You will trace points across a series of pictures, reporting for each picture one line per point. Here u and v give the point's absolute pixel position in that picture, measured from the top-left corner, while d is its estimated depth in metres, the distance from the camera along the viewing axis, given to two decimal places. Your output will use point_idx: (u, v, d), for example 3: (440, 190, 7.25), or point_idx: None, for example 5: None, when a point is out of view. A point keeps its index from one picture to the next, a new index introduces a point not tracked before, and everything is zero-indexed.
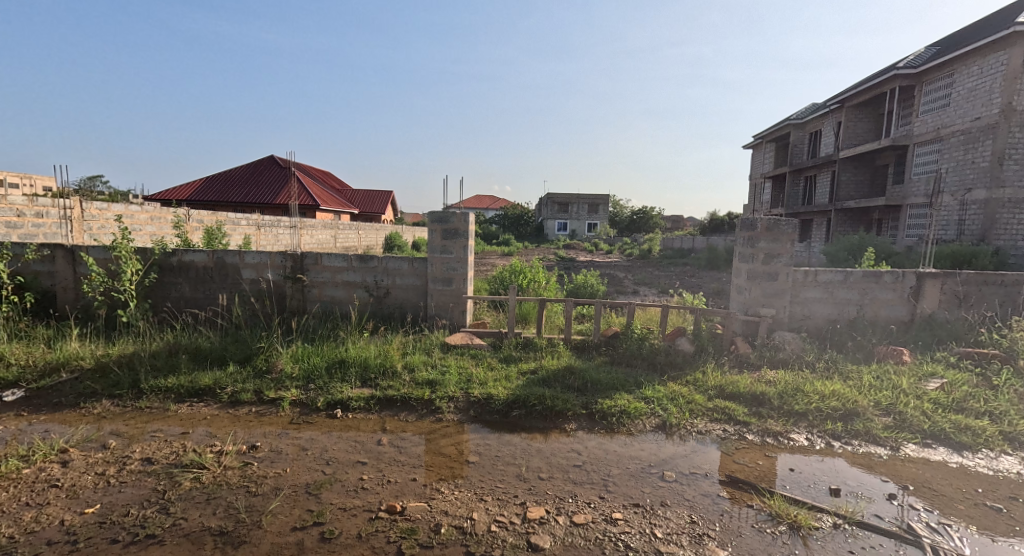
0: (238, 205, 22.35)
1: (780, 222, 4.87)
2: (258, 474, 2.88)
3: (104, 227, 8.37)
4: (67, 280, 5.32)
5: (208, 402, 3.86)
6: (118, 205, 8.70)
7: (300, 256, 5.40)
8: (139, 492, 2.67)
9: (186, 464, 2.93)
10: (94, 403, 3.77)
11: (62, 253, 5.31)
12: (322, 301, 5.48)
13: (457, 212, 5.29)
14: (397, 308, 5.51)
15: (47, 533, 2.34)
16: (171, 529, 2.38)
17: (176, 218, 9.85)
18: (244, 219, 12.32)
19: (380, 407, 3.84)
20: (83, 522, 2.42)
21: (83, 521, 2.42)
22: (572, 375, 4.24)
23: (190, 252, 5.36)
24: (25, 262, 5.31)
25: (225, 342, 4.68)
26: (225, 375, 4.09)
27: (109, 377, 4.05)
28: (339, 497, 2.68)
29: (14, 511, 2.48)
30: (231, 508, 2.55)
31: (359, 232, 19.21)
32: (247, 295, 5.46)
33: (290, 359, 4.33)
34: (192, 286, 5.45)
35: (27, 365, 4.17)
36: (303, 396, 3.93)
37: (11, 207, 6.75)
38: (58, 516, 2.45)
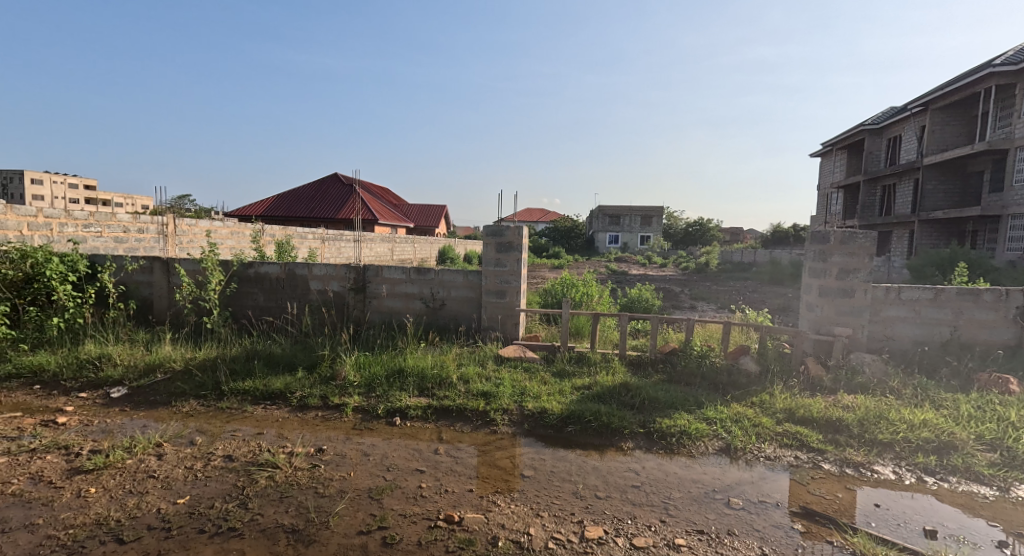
0: (305, 220, 23.67)
1: (856, 235, 4.58)
2: (325, 476, 3.01)
3: (193, 241, 9.15)
4: (162, 290, 5.81)
5: (280, 405, 4.09)
6: (206, 220, 9.51)
7: (363, 268, 5.64)
8: (222, 486, 2.86)
9: (262, 462, 3.11)
10: (183, 402, 4.08)
11: (159, 264, 5.81)
12: (381, 312, 5.69)
13: (513, 225, 5.34)
14: (451, 319, 5.62)
15: (146, 519, 2.55)
16: (249, 524, 2.52)
17: (254, 233, 10.61)
18: (311, 232, 13.04)
19: (436, 417, 3.91)
20: (176, 511, 2.61)
21: (175, 510, 2.62)
22: (627, 392, 4.15)
23: (265, 264, 5.74)
24: (129, 273, 5.87)
25: (295, 349, 4.96)
26: (294, 381, 4.33)
27: (195, 379, 4.38)
28: (400, 504, 2.75)
29: (119, 497, 2.73)
30: (302, 507, 2.67)
31: (415, 244, 19.82)
32: (315, 305, 5.76)
33: (353, 366, 4.51)
34: (265, 295, 5.81)
35: (129, 365, 4.60)
36: (365, 403, 4.08)
37: (120, 224, 7.54)
38: (156, 504, 2.67)
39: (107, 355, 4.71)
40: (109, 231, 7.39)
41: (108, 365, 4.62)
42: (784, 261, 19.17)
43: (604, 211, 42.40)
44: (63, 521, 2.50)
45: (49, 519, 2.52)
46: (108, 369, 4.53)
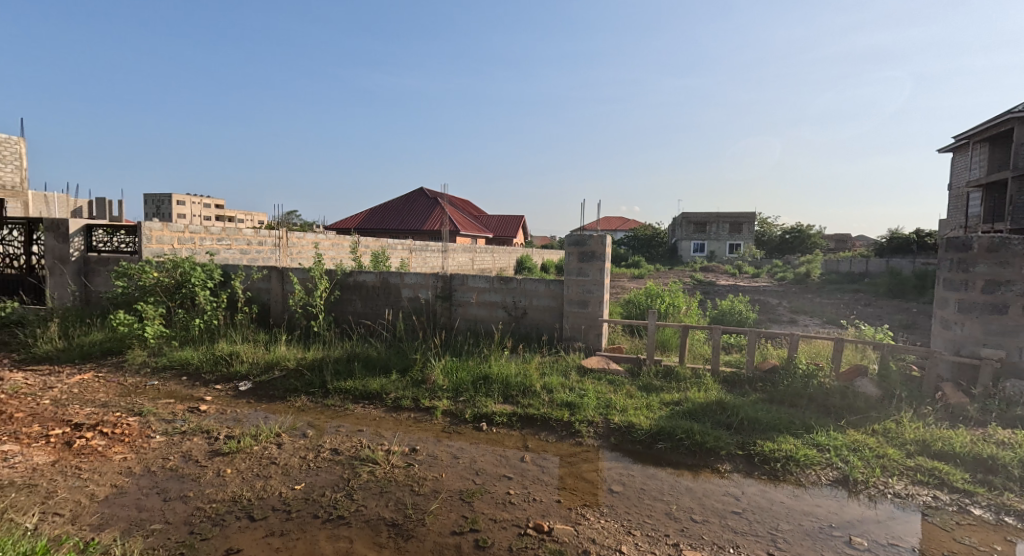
0: (395, 232, 25.06)
1: (1010, 241, 3.95)
2: (420, 476, 3.12)
3: (302, 252, 10.08)
4: (278, 296, 6.42)
5: (377, 405, 4.32)
6: (311, 233, 10.40)
7: (449, 277, 5.84)
8: (331, 477, 3.07)
9: (364, 457, 3.30)
10: (297, 398, 4.46)
11: (276, 273, 6.43)
12: (467, 319, 5.84)
13: (596, 235, 5.27)
14: (533, 328, 5.63)
15: (270, 501, 2.80)
16: (355, 514, 2.68)
17: (352, 244, 11.40)
18: (400, 242, 13.76)
19: (521, 425, 3.92)
20: (294, 496, 2.84)
21: (293, 494, 2.86)
22: (722, 410, 3.91)
23: (363, 273, 6.14)
24: (252, 281, 6.57)
25: (390, 353, 5.22)
26: (389, 382, 4.56)
27: (306, 377, 4.77)
28: (490, 508, 2.78)
29: (249, 478, 3.03)
30: (400, 503, 2.80)
31: (495, 254, 20.23)
32: (407, 311, 6.05)
33: (442, 371, 4.66)
34: (363, 302, 6.19)
35: (253, 361, 5.14)
36: (454, 407, 4.19)
37: (244, 238, 8.63)
38: (278, 488, 2.92)
39: (236, 353, 5.30)
40: (236, 243, 8.48)
41: (237, 361, 5.19)
42: (902, 271, 17.13)
43: (689, 219, 40.71)
44: (207, 496, 2.83)
45: (196, 493, 2.86)
46: (238, 364, 5.10)
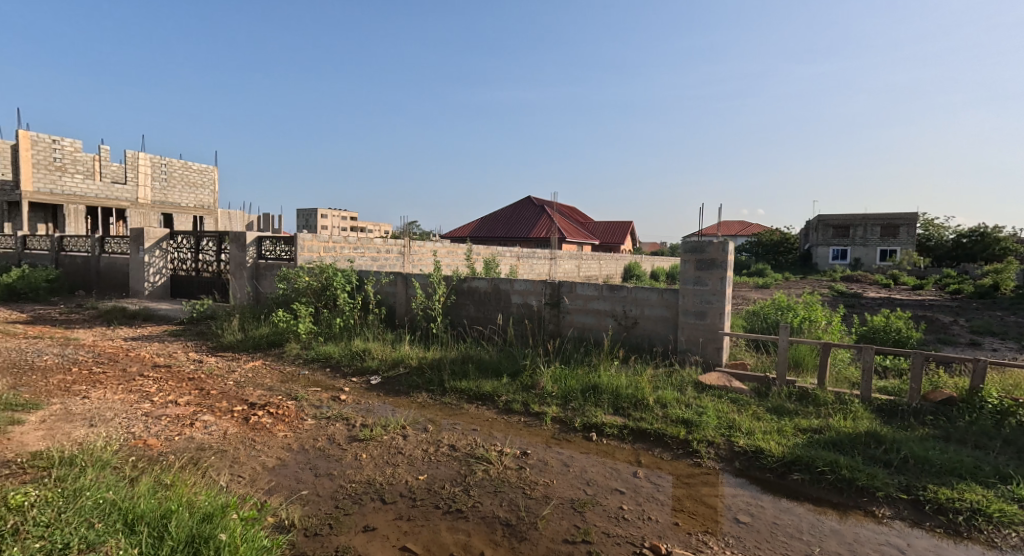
0: (504, 240, 25.83)
1: None
2: (531, 479, 3.14)
3: (422, 259, 10.96)
4: (401, 299, 6.95)
5: (489, 406, 4.45)
6: (431, 241, 11.21)
7: (557, 284, 5.85)
8: (450, 471, 3.24)
9: (479, 456, 3.43)
10: (418, 393, 4.78)
11: (400, 279, 6.98)
12: (574, 327, 5.77)
13: (715, 241, 4.95)
14: (644, 339, 5.41)
15: (398, 488, 3.06)
16: (472, 509, 2.79)
17: (466, 252, 11.98)
18: (510, 249, 14.14)
19: (633, 438, 3.78)
20: (417, 486, 3.06)
21: (417, 484, 3.07)
22: (880, 446, 3.40)
23: (476, 279, 6.37)
24: (381, 285, 7.21)
25: (500, 356, 5.37)
26: (500, 385, 4.68)
27: (425, 375, 5.11)
28: (603, 521, 2.71)
29: (381, 467, 3.37)
30: (513, 504, 2.85)
31: (602, 261, 19.88)
32: (518, 317, 6.15)
33: (551, 378, 4.67)
34: (476, 307, 6.42)
35: (382, 357, 5.72)
36: (563, 414, 4.17)
37: (377, 248, 9.81)
38: (405, 478, 3.17)
39: (369, 350, 5.94)
40: (369, 252, 9.66)
41: (369, 357, 5.82)
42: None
43: (824, 222, 36.74)
44: (348, 476, 3.23)
45: (339, 472, 3.30)
46: (370, 359, 5.73)
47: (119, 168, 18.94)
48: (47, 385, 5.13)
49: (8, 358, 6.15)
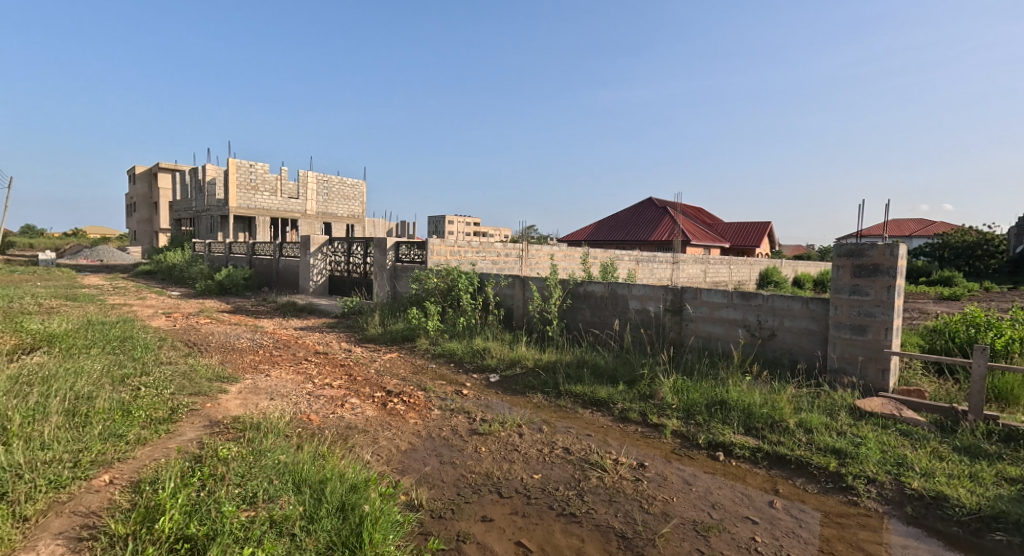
0: (623, 243, 25.28)
1: None
2: (648, 494, 3.06)
3: (539, 262, 11.21)
4: (519, 301, 7.18)
5: (604, 413, 4.40)
6: (549, 245, 11.47)
7: (681, 290, 5.53)
8: (564, 473, 3.30)
9: (594, 462, 3.43)
10: (534, 394, 4.91)
11: (518, 281, 7.21)
12: (699, 336, 5.41)
13: (879, 243, 4.28)
14: (784, 354, 4.91)
15: (513, 483, 3.21)
16: (586, 516, 2.80)
17: (583, 255, 11.99)
18: (629, 252, 13.80)
19: (769, 463, 3.46)
20: (533, 484, 3.16)
21: (533, 482, 3.18)
22: None
23: (592, 283, 6.24)
24: (500, 287, 7.48)
25: (617, 363, 5.27)
26: (616, 392, 4.61)
27: (541, 377, 5.24)
28: (730, 550, 2.54)
29: (499, 461, 3.55)
30: (629, 516, 2.80)
31: (732, 266, 18.48)
32: (636, 323, 5.92)
33: (671, 389, 4.48)
34: (591, 311, 6.30)
35: (501, 357, 5.97)
36: (685, 429, 3.96)
37: (497, 251, 10.21)
38: (519, 473, 3.32)
39: (489, 349, 6.24)
40: (490, 255, 10.11)
41: (488, 356, 6.11)
42: None
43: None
44: (469, 466, 3.46)
45: (460, 462, 3.56)
46: (489, 358, 6.01)
47: (291, 185, 22.37)
48: (240, 363, 6.28)
49: (217, 339, 7.65)
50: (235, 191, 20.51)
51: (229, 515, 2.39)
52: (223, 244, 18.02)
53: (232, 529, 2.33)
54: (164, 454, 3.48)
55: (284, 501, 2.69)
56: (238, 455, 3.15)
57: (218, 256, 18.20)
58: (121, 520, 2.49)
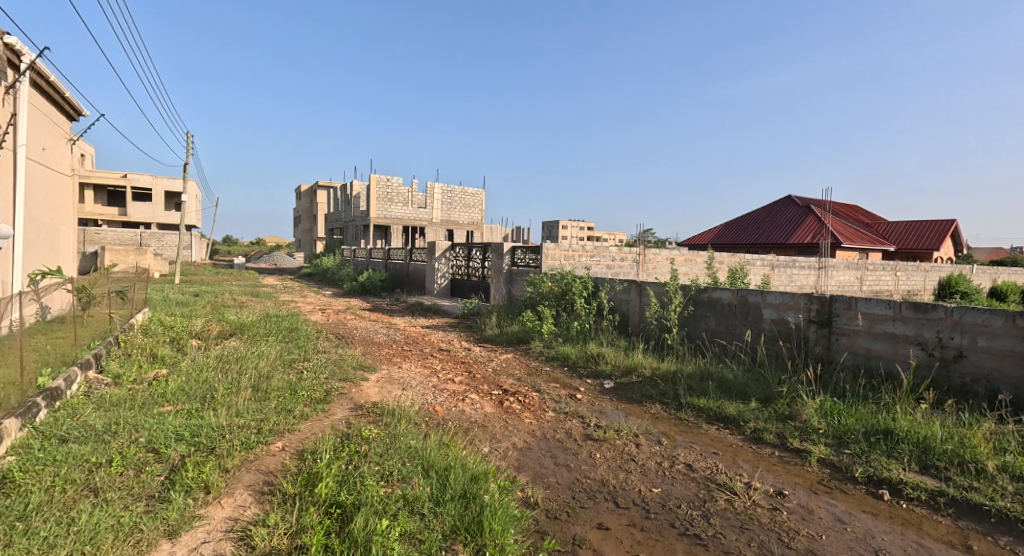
0: (754, 247, 23.24)
1: None
2: (789, 526, 2.68)
3: (657, 267, 10.72)
4: (635, 307, 6.88)
5: (733, 430, 4.00)
6: (667, 250, 10.91)
7: (829, 298, 4.77)
8: (687, 491, 3.06)
9: (721, 483, 3.13)
10: (652, 404, 4.64)
11: (634, 286, 6.93)
12: (855, 354, 4.58)
13: None
14: (976, 381, 3.89)
15: (630, 495, 3.05)
16: (713, 539, 2.54)
17: (705, 261, 11.33)
18: (761, 257, 12.75)
19: (955, 512, 2.81)
20: (651, 498, 2.99)
21: (651, 496, 3.01)
22: None
23: (718, 289, 5.74)
24: (615, 291, 7.24)
25: (748, 377, 4.77)
26: (748, 409, 4.17)
27: (660, 387, 4.95)
28: None
29: (614, 469, 3.42)
30: (765, 547, 2.48)
31: (898, 273, 15.90)
32: (772, 336, 5.25)
33: (817, 412, 3.94)
34: (717, 320, 5.77)
35: (616, 364, 5.76)
36: (836, 458, 3.41)
37: (612, 255, 9.95)
38: (637, 485, 3.16)
39: (604, 354, 6.07)
40: (604, 260, 9.88)
41: (603, 362, 5.94)
42: None
43: None
44: (583, 472, 3.40)
45: (575, 466, 3.50)
46: (604, 364, 5.84)
47: (421, 195, 24.21)
48: (378, 354, 6.89)
49: (360, 333, 8.50)
50: (375, 202, 22.82)
51: (372, 488, 2.86)
52: (365, 250, 20.06)
53: (372, 501, 2.74)
54: (323, 429, 4.10)
55: (415, 482, 3.06)
56: (379, 436, 3.69)
57: (361, 261, 20.30)
58: (292, 479, 3.13)
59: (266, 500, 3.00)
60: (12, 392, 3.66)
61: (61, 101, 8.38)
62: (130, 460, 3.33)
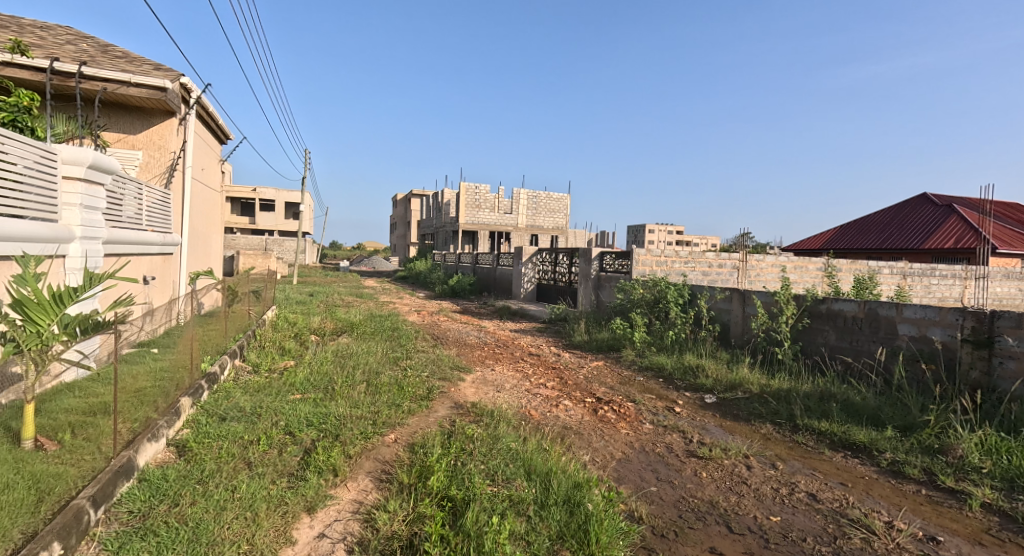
0: (878, 253, 20.92)
1: None
2: None
3: (761, 274, 10.07)
4: (738, 317, 6.46)
5: (863, 460, 3.61)
6: (774, 256, 10.22)
7: (988, 314, 3.98)
8: (812, 524, 2.82)
9: (854, 519, 2.85)
10: (762, 424, 4.33)
11: (737, 294, 6.53)
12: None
13: None
14: None
15: (746, 520, 2.87)
16: None
17: (819, 267, 10.52)
18: (889, 265, 11.42)
19: None
20: (770, 526, 2.80)
21: (770, 524, 2.82)
22: None
23: (840, 300, 5.23)
24: (715, 300, 6.86)
25: (881, 402, 4.27)
26: (882, 438, 3.75)
27: (772, 406, 4.60)
28: None
29: (724, 491, 3.24)
30: None
31: None
32: (913, 355, 4.58)
33: (976, 447, 3.41)
34: (839, 334, 5.26)
35: (718, 378, 5.45)
36: (1004, 504, 2.92)
37: (708, 261, 9.45)
38: (752, 511, 2.96)
39: (703, 367, 5.77)
40: (700, 266, 9.41)
41: (702, 374, 5.66)
42: None
43: None
44: (691, 490, 3.25)
45: (680, 483, 3.36)
46: (703, 377, 5.55)
47: (508, 202, 24.72)
48: (472, 356, 7.10)
49: (453, 334, 8.80)
50: (465, 210, 23.73)
51: (481, 486, 2.96)
52: (455, 255, 20.80)
53: (481, 499, 2.84)
54: (430, 425, 4.30)
55: (519, 484, 3.12)
56: (482, 435, 3.81)
57: (451, 264, 21.08)
58: (407, 470, 3.32)
59: (385, 487, 3.23)
60: (184, 375, 4.35)
61: (215, 128, 9.72)
62: (273, 440, 3.76)
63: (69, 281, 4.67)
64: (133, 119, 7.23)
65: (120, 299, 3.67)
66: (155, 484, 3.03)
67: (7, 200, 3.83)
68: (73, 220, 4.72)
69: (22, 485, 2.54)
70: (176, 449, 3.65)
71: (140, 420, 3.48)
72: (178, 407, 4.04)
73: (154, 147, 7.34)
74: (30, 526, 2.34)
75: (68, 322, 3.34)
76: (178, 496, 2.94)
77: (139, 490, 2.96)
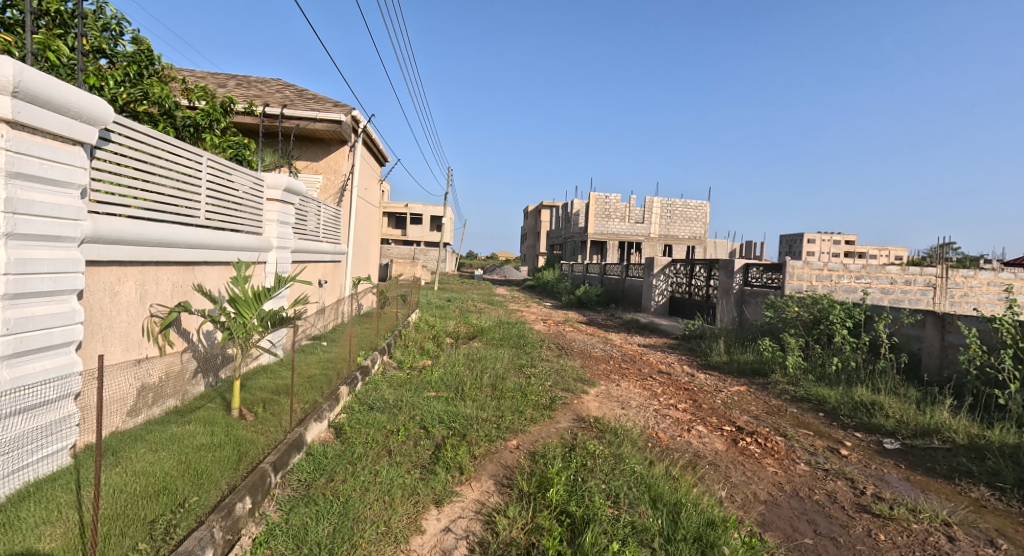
0: None
1: None
2: None
3: (966, 294, 8.30)
4: (933, 346, 5.26)
5: None
6: (991, 272, 8.35)
7: None
8: None
9: None
10: (971, 485, 3.38)
11: (932, 318, 5.32)
12: None
13: None
14: None
15: None
16: None
17: None
18: None
19: None
20: None
21: None
22: None
23: None
24: (901, 325, 5.68)
25: None
26: None
27: (986, 463, 3.59)
28: None
29: None
30: None
31: None
32: None
33: None
34: None
35: (903, 420, 4.44)
36: None
37: (888, 275, 7.93)
38: None
39: (880, 404, 4.76)
40: (877, 282, 7.92)
41: (880, 413, 4.67)
42: None
43: None
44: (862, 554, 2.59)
45: (847, 542, 2.71)
46: (881, 417, 4.57)
47: (640, 211, 23.77)
48: (597, 369, 6.76)
49: (579, 345, 8.54)
50: (593, 220, 23.43)
51: (602, 506, 2.68)
52: (583, 265, 20.52)
53: (602, 520, 2.55)
54: (551, 435, 4.11)
55: (642, 511, 2.77)
56: (604, 453, 3.49)
57: (578, 275, 20.82)
58: (528, 478, 3.15)
59: (506, 492, 3.10)
60: (344, 364, 4.72)
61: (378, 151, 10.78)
62: (410, 432, 3.87)
63: (268, 282, 5.41)
64: (316, 148, 8.26)
65: (300, 298, 4.07)
66: (318, 460, 3.25)
67: (230, 217, 4.49)
68: (272, 233, 5.46)
69: (229, 445, 2.99)
70: (335, 431, 3.90)
71: (309, 402, 3.83)
72: (339, 394, 4.32)
73: (331, 171, 8.31)
74: (233, 480, 2.64)
75: (264, 315, 3.67)
76: (334, 472, 3.11)
77: (307, 463, 3.19)
